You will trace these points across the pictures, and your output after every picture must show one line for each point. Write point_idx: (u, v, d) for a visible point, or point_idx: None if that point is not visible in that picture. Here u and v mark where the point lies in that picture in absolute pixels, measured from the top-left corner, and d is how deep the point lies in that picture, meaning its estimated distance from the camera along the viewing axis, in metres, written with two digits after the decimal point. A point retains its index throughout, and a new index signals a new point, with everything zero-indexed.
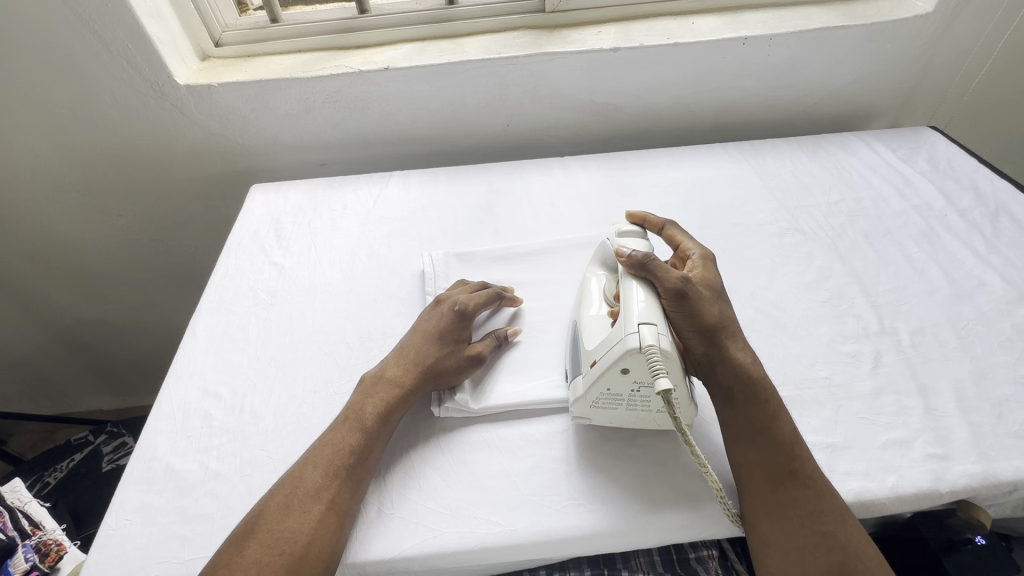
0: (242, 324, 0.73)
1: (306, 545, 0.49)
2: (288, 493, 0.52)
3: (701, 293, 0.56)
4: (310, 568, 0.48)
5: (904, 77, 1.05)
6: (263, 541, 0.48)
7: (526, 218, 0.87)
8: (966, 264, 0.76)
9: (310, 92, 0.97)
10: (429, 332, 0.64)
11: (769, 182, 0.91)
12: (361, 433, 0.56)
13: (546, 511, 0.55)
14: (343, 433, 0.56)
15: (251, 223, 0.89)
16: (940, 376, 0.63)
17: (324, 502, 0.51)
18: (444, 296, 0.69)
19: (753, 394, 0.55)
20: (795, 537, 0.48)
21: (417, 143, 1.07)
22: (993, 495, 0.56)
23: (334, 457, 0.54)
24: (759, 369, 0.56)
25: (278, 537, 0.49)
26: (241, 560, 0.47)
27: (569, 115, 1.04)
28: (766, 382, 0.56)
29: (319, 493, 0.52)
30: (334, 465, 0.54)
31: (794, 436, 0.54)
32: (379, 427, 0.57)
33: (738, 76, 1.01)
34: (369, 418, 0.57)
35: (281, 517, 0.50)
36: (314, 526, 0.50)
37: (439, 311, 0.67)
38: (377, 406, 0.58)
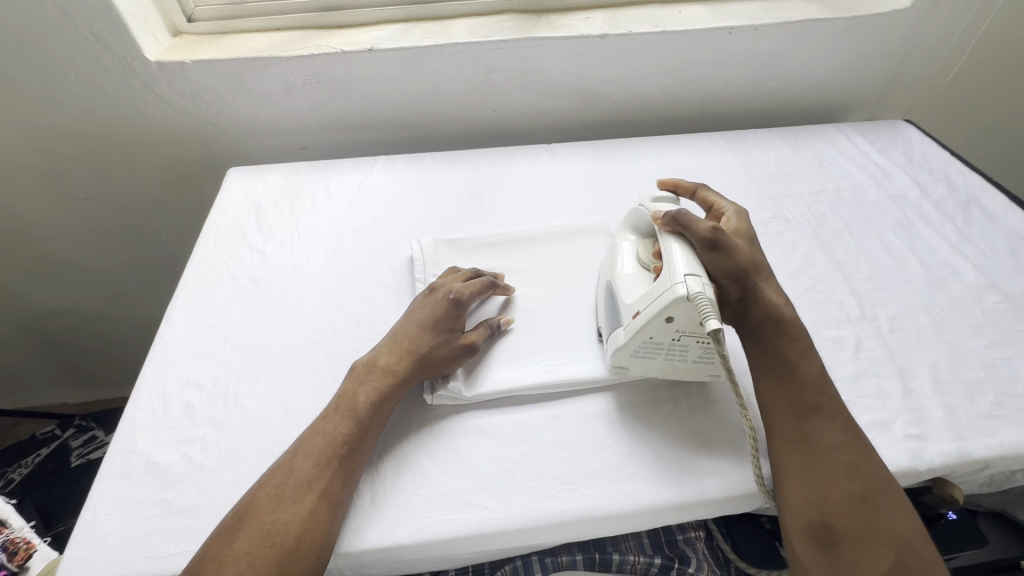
0: (223, 311, 0.71)
1: (297, 532, 0.48)
2: (278, 484, 0.50)
3: (732, 242, 0.59)
4: (301, 557, 0.47)
5: (881, 70, 1.07)
6: (252, 533, 0.47)
7: (515, 204, 0.86)
8: (939, 252, 0.79)
9: (290, 72, 0.94)
10: (423, 321, 0.63)
11: (753, 171, 0.93)
12: (354, 421, 0.55)
13: (541, 497, 0.55)
14: (335, 421, 0.55)
15: (229, 208, 0.86)
16: (917, 360, 0.66)
17: (316, 491, 0.50)
18: (436, 284, 0.68)
19: (784, 336, 0.57)
20: (818, 468, 0.51)
21: (401, 128, 1.04)
22: (966, 472, 0.58)
23: (326, 444, 0.53)
24: (793, 314, 0.59)
25: (267, 529, 0.47)
26: (232, 549, 0.46)
27: (557, 101, 1.03)
28: (799, 325, 0.58)
29: (311, 479, 0.51)
30: (326, 454, 0.53)
31: (820, 375, 0.56)
32: (372, 415, 0.56)
33: (723, 66, 1.02)
34: (362, 405, 0.56)
35: (271, 509, 0.49)
36: (304, 515, 0.49)
37: (433, 299, 0.66)
38: (369, 394, 0.57)
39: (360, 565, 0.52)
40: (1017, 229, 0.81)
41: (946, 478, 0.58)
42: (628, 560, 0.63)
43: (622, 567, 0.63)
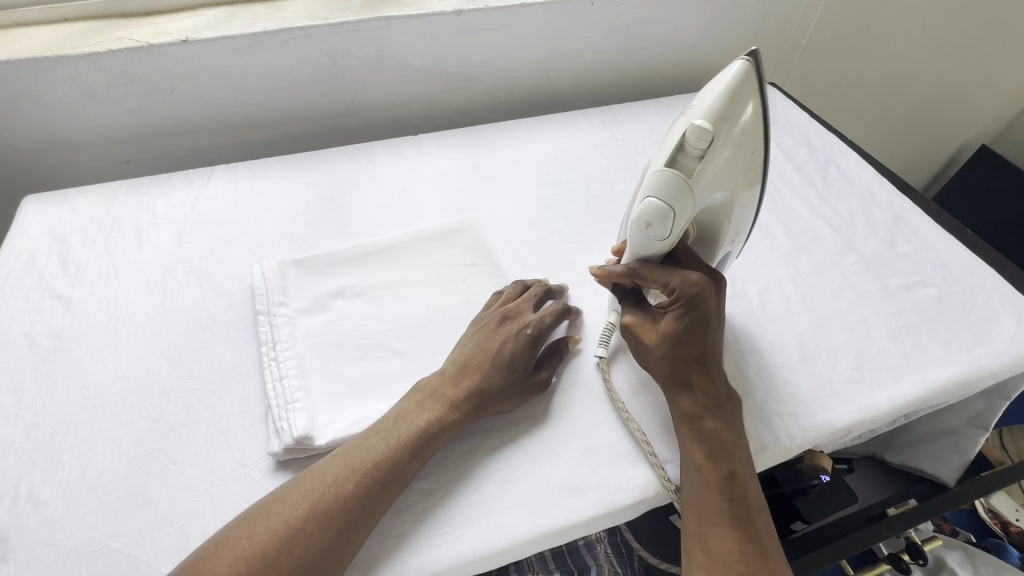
0: (13, 383, 0.58)
1: (317, 551, 0.45)
2: (310, 489, 0.47)
3: (644, 347, 0.56)
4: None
5: (744, 34, 1.08)
6: (276, 533, 0.44)
7: (378, 208, 0.78)
8: (803, 217, 0.80)
9: (85, 73, 0.78)
10: (495, 353, 0.57)
11: (628, 149, 0.90)
12: (413, 440, 0.51)
13: (407, 549, 0.49)
14: (385, 438, 0.51)
15: (23, 248, 0.71)
16: (785, 333, 0.66)
17: (348, 512, 0.46)
18: (510, 311, 0.61)
19: (700, 427, 0.53)
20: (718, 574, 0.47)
21: (245, 129, 0.91)
22: (833, 440, 0.60)
23: (367, 463, 0.49)
24: (714, 415, 0.54)
25: (291, 531, 0.44)
26: (234, 548, 0.43)
27: (420, 87, 0.94)
28: (722, 431, 0.53)
29: (348, 499, 0.47)
30: (369, 471, 0.49)
31: (739, 475, 0.51)
32: (428, 443, 0.52)
33: (591, 38, 0.97)
34: (422, 428, 0.52)
35: (295, 508, 0.46)
36: (328, 531, 0.45)
37: (506, 330, 0.59)
38: (426, 422, 0.52)
39: None
40: (869, 188, 0.85)
41: (814, 448, 0.60)
42: None
43: None
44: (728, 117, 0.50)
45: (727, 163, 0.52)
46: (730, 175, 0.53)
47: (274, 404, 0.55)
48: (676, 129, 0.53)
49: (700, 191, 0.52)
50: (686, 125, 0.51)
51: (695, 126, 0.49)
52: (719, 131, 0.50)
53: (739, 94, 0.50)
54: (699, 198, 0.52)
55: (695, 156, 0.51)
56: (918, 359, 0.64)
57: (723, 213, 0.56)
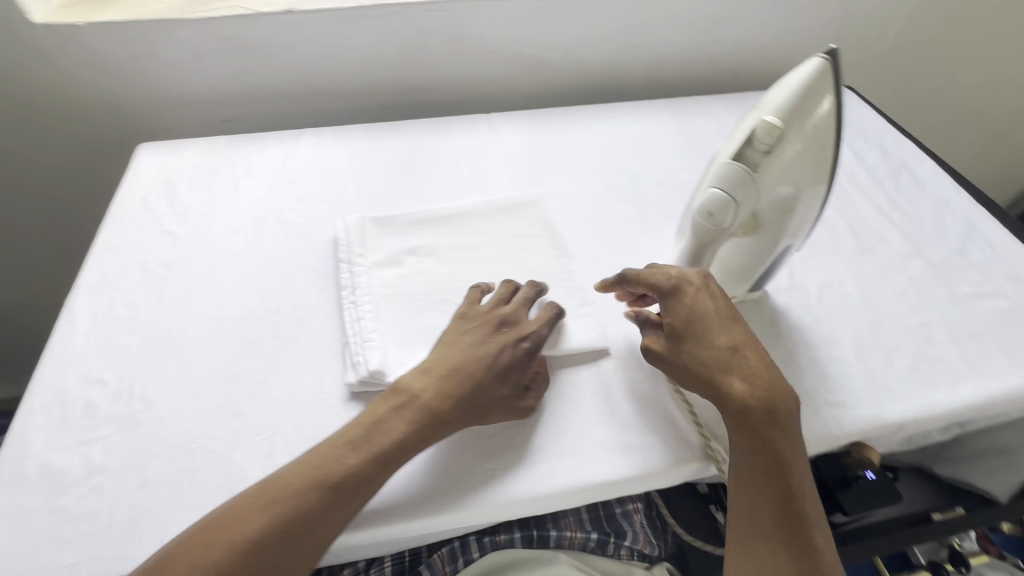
0: (129, 302, 0.66)
1: (304, 535, 0.46)
2: (268, 500, 0.47)
3: (672, 348, 0.56)
4: (305, 556, 0.46)
5: (823, 34, 1.07)
6: (226, 547, 0.44)
7: (450, 178, 0.83)
8: (870, 220, 0.79)
9: (200, 36, 0.86)
10: (490, 363, 0.56)
11: (694, 140, 0.91)
12: (379, 456, 0.50)
13: (466, 481, 0.54)
14: (353, 451, 0.50)
15: (138, 188, 0.79)
16: (842, 328, 0.66)
17: (304, 527, 0.46)
18: (507, 317, 0.60)
19: (757, 432, 0.52)
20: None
21: (332, 98, 0.97)
22: (883, 435, 0.60)
23: (335, 473, 0.49)
24: (770, 419, 0.52)
25: (244, 547, 0.45)
26: (226, 536, 0.45)
27: (496, 68, 0.98)
28: (779, 439, 0.52)
29: (330, 496, 0.48)
30: (333, 486, 0.48)
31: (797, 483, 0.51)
32: (398, 456, 0.51)
33: (666, 30, 0.99)
34: (398, 440, 0.51)
35: (252, 519, 0.46)
36: (320, 517, 0.47)
37: (501, 337, 0.58)
38: (403, 429, 0.52)
39: None
40: (943, 196, 0.83)
41: (863, 442, 0.61)
42: (565, 535, 0.65)
43: (560, 542, 0.65)
44: (801, 113, 0.49)
45: (798, 157, 0.50)
46: (800, 171, 0.51)
47: (352, 341, 0.61)
48: (744, 122, 0.52)
49: (764, 183, 0.51)
50: (757, 119, 0.50)
51: (764, 120, 0.49)
52: (791, 126, 0.49)
53: (813, 91, 0.49)
54: (764, 191, 0.51)
55: (764, 148, 0.50)
56: (980, 366, 0.64)
57: (792, 210, 0.53)
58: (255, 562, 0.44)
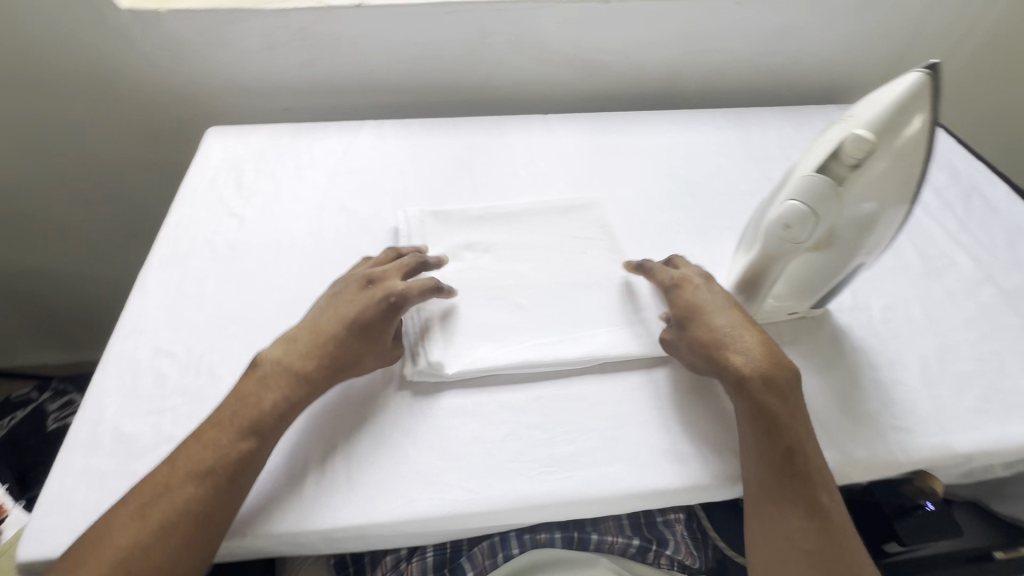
0: (197, 279, 0.68)
1: (207, 524, 0.47)
2: (148, 502, 0.47)
3: (679, 327, 0.60)
4: (205, 542, 0.47)
5: (892, 50, 1.04)
6: (115, 555, 0.44)
7: (507, 177, 0.83)
8: (938, 242, 0.77)
9: (273, 26, 0.88)
10: (349, 320, 0.58)
11: (754, 152, 0.90)
12: (250, 434, 0.51)
13: (521, 478, 0.54)
14: (223, 435, 0.50)
15: (207, 170, 0.82)
16: (907, 351, 0.64)
17: (192, 518, 0.47)
18: (371, 278, 0.62)
19: (754, 400, 0.54)
20: (781, 542, 0.50)
21: (392, 92, 0.99)
22: (949, 466, 0.58)
23: (206, 460, 0.49)
24: (765, 384, 0.54)
25: (133, 553, 0.45)
26: (116, 541, 0.45)
27: (555, 70, 0.98)
28: (776, 403, 0.54)
29: (211, 484, 0.48)
30: (205, 473, 0.48)
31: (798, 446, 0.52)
32: (274, 425, 0.52)
33: (730, 39, 0.97)
34: (268, 412, 0.52)
35: (135, 528, 0.46)
36: (210, 504, 0.48)
37: (368, 294, 0.60)
38: (276, 398, 0.53)
39: (334, 538, 0.51)
40: (1017, 222, 0.80)
41: (927, 470, 0.59)
42: (607, 539, 0.64)
43: (600, 546, 0.64)
44: (893, 128, 0.48)
45: (885, 174, 0.50)
46: (885, 188, 0.50)
47: (412, 332, 0.62)
48: (830, 135, 0.52)
49: (846, 198, 0.51)
50: (845, 132, 0.50)
51: (854, 134, 0.49)
52: (881, 142, 0.49)
53: (910, 107, 0.48)
54: (845, 206, 0.51)
55: (850, 162, 0.49)
56: None
57: (872, 228, 0.53)
58: (158, 558, 0.45)
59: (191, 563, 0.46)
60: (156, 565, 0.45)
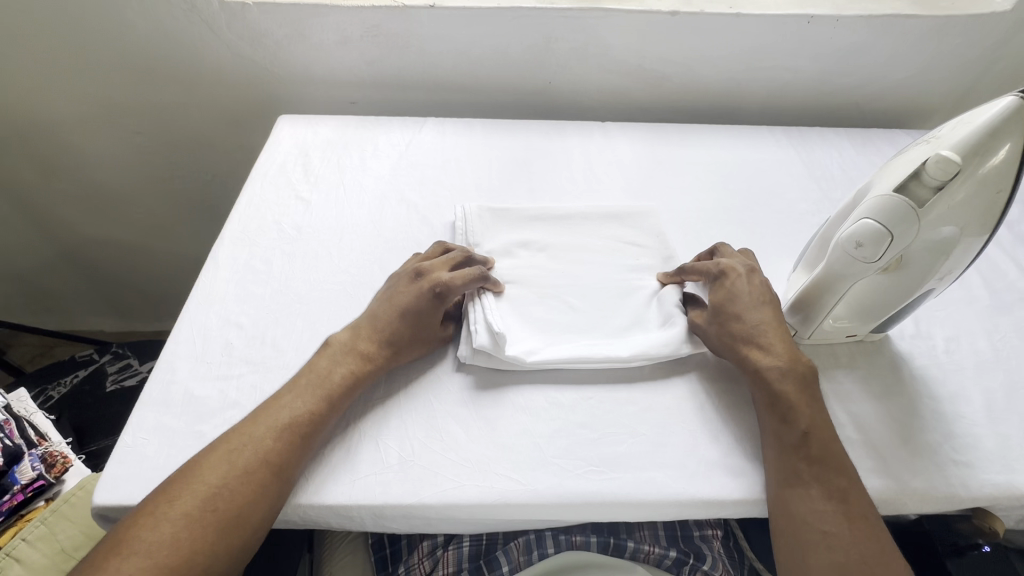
0: (265, 257, 0.71)
1: (286, 474, 0.51)
2: (229, 452, 0.50)
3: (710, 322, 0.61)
4: (277, 492, 0.50)
5: (965, 77, 1.01)
6: (194, 494, 0.47)
7: (563, 180, 0.84)
8: (1010, 276, 0.74)
9: (349, 22, 0.92)
10: (401, 308, 0.61)
11: (815, 171, 0.88)
12: (324, 401, 0.55)
13: (567, 475, 0.54)
14: (302, 398, 0.54)
15: (277, 155, 0.86)
16: (971, 385, 0.62)
17: (269, 466, 0.50)
18: (423, 268, 0.64)
19: (773, 390, 0.55)
20: (802, 534, 0.49)
21: (454, 91, 1.02)
22: (1012, 507, 0.56)
23: (283, 417, 0.53)
24: (786, 375, 0.55)
25: (209, 495, 0.48)
26: (205, 480, 0.48)
27: (616, 79, 0.99)
28: (796, 394, 0.54)
29: (291, 439, 0.52)
30: (285, 428, 0.52)
31: (813, 432, 0.52)
32: (342, 397, 0.56)
33: (796, 57, 0.96)
34: (336, 386, 0.56)
35: (216, 472, 0.49)
36: (289, 456, 0.51)
37: (418, 285, 0.62)
38: (344, 372, 0.57)
39: (382, 516, 0.53)
40: None
41: (987, 508, 0.56)
42: (643, 548, 0.63)
43: (637, 555, 0.63)
44: (982, 151, 0.47)
45: (970, 197, 0.49)
46: (966, 212, 0.49)
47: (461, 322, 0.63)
48: (913, 154, 0.51)
49: (926, 220, 0.50)
50: (931, 153, 0.49)
51: (939, 155, 0.48)
52: (969, 165, 0.48)
53: (1002, 130, 0.47)
54: (924, 228, 0.50)
55: (934, 182, 0.49)
56: None
57: (949, 251, 0.52)
58: (233, 500, 0.48)
59: (266, 511, 0.49)
60: (233, 508, 0.47)
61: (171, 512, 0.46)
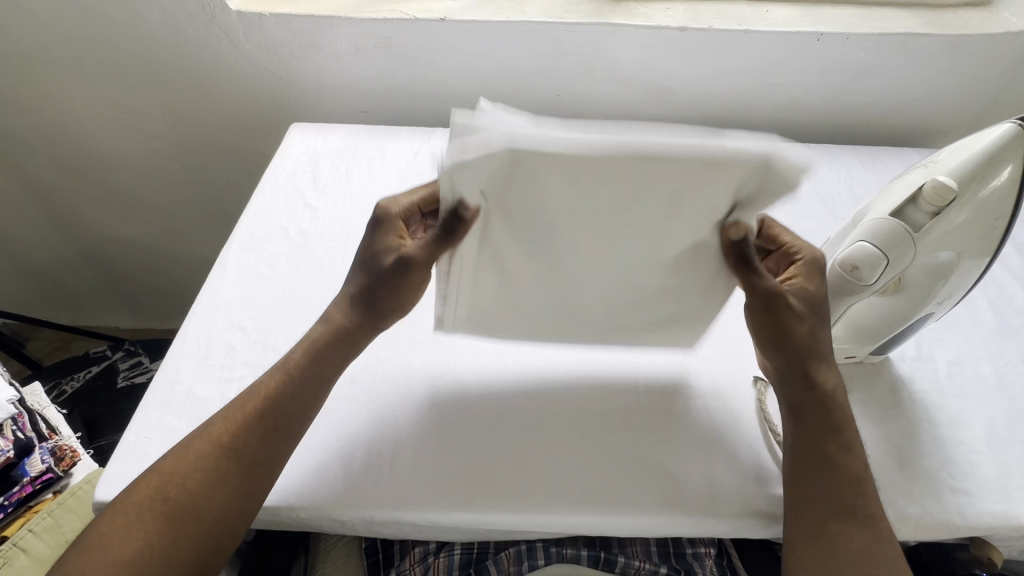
0: (271, 262, 0.73)
1: (245, 465, 0.51)
2: (192, 439, 0.52)
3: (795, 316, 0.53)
4: (233, 480, 0.50)
5: (980, 96, 0.99)
6: (151, 481, 0.49)
7: None
8: (1017, 300, 0.72)
9: (362, 34, 0.94)
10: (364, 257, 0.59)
11: (821, 188, 0.88)
12: (283, 381, 0.55)
13: (556, 489, 0.55)
14: (265, 379, 0.55)
15: (288, 162, 0.88)
16: (973, 411, 0.61)
17: (223, 451, 0.51)
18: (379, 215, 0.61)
19: (823, 419, 0.53)
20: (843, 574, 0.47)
21: (463, 102, 1.03)
22: (1011, 537, 0.54)
23: (245, 400, 0.53)
24: (837, 404, 0.54)
25: (164, 481, 0.49)
26: (159, 467, 0.50)
27: (624, 92, 1.00)
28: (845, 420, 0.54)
29: (245, 428, 0.52)
30: (245, 414, 0.53)
31: (859, 471, 0.51)
32: (308, 373, 0.55)
33: (805, 74, 0.96)
34: (296, 362, 0.56)
35: (175, 459, 0.50)
36: (245, 442, 0.51)
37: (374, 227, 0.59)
38: (302, 353, 0.56)
39: (374, 522, 0.54)
40: None
41: (984, 538, 0.55)
42: (634, 563, 0.64)
43: (626, 570, 0.63)
44: (978, 178, 0.48)
45: (966, 223, 0.49)
46: (963, 237, 0.49)
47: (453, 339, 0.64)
48: (910, 178, 0.51)
49: (923, 245, 0.50)
50: (927, 178, 0.49)
51: (937, 180, 0.48)
52: (965, 191, 0.48)
53: (999, 157, 0.47)
54: (921, 253, 0.50)
55: (932, 207, 0.49)
56: None
57: (947, 276, 0.52)
58: (190, 486, 0.49)
59: (220, 499, 0.49)
60: (187, 494, 0.49)
61: (128, 499, 0.48)
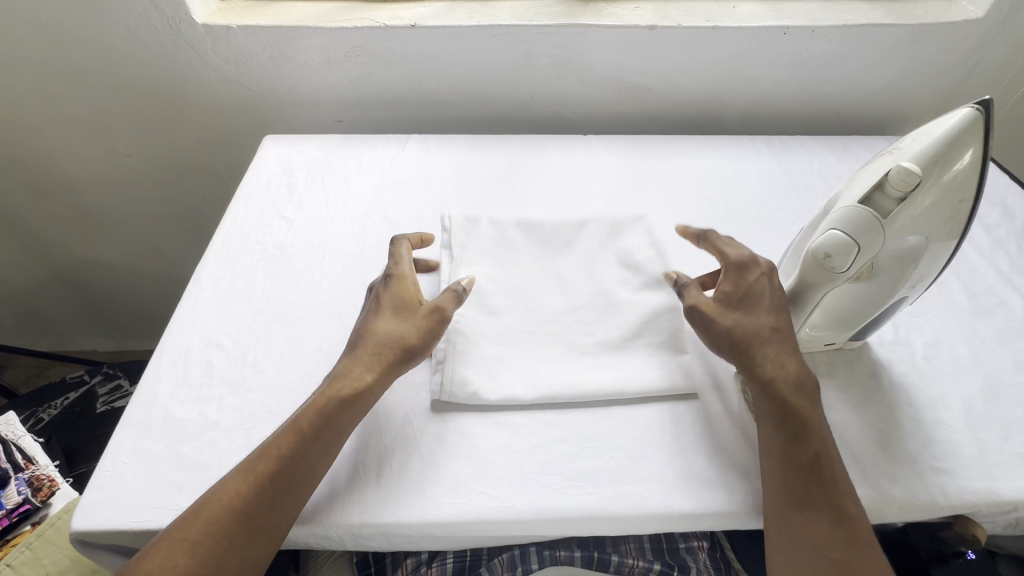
0: (248, 277, 0.72)
1: (255, 527, 0.49)
2: (205, 500, 0.49)
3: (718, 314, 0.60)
4: (253, 544, 0.48)
5: (944, 83, 1.02)
6: (161, 547, 0.47)
7: (546, 193, 0.85)
8: (988, 280, 0.74)
9: (332, 43, 0.93)
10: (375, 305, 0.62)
11: (795, 179, 0.89)
12: (301, 440, 0.53)
13: (545, 491, 0.54)
14: (282, 437, 0.53)
15: (262, 175, 0.87)
16: (951, 392, 0.62)
17: (239, 513, 0.49)
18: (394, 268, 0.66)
19: (783, 410, 0.54)
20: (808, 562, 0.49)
21: (438, 107, 1.03)
22: (993, 513, 0.55)
23: (265, 465, 0.51)
24: (794, 397, 0.55)
25: (177, 546, 0.47)
26: (170, 533, 0.48)
27: (598, 91, 1.01)
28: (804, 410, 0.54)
29: (261, 491, 0.50)
30: (262, 475, 0.50)
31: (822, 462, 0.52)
32: (322, 426, 0.54)
33: (773, 67, 0.97)
34: (312, 419, 0.54)
35: (189, 523, 0.48)
36: (261, 505, 0.49)
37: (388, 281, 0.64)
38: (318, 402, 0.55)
39: (362, 536, 0.53)
40: None
41: (968, 516, 0.56)
42: (627, 562, 0.64)
43: (621, 569, 0.64)
44: (941, 162, 0.48)
45: (933, 206, 0.50)
46: (931, 220, 0.50)
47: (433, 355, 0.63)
48: (878, 165, 0.52)
49: (891, 229, 0.51)
50: (892, 164, 0.50)
51: (901, 166, 0.49)
52: (929, 176, 0.49)
53: (959, 141, 0.48)
54: (889, 237, 0.51)
55: (898, 193, 0.49)
56: None
57: (917, 260, 0.53)
58: (204, 550, 0.47)
59: (236, 559, 0.48)
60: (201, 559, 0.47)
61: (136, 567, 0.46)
